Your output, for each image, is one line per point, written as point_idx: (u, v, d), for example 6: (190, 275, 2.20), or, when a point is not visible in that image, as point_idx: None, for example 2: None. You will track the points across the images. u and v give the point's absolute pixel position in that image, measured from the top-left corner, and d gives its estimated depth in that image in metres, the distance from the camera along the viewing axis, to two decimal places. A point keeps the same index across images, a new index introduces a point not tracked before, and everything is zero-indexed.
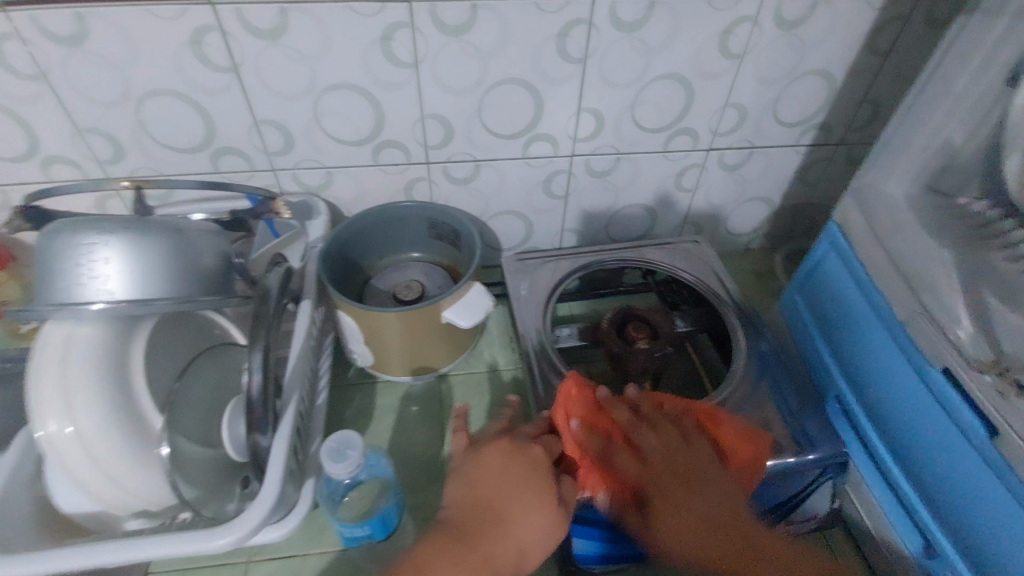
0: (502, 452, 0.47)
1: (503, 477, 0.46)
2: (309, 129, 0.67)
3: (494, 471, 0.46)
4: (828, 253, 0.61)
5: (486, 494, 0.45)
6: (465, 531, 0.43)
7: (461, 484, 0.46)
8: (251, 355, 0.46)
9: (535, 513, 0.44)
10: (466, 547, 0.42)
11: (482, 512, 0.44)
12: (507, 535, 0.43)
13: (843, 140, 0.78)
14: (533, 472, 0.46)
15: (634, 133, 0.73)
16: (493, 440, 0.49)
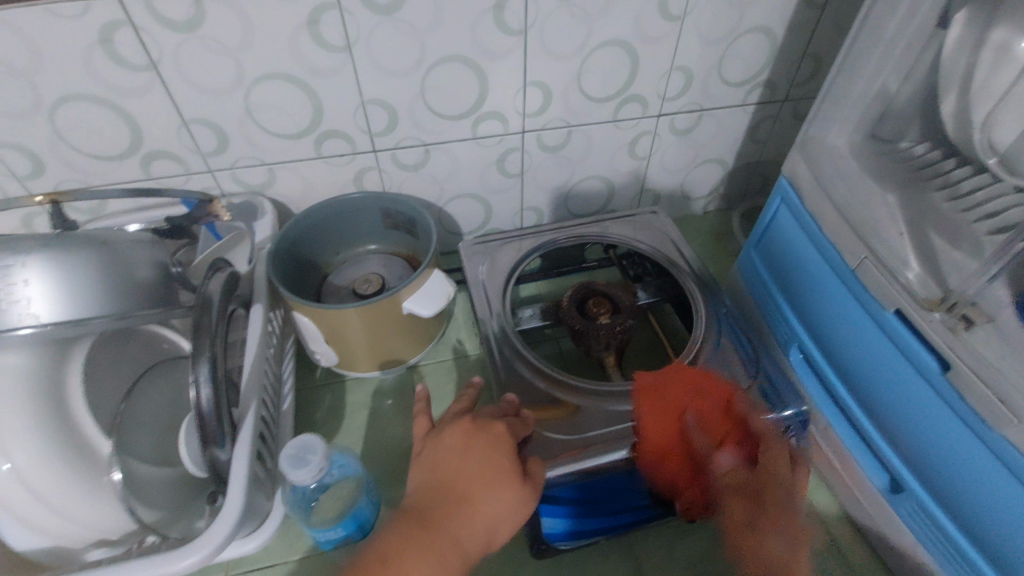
0: (461, 433, 0.46)
1: (462, 457, 0.44)
2: (243, 125, 0.64)
3: (453, 452, 0.44)
4: (780, 208, 0.61)
5: (447, 475, 0.43)
6: (429, 514, 0.41)
7: (424, 469, 0.45)
8: (200, 368, 0.43)
9: (500, 488, 0.42)
10: (429, 531, 0.40)
11: (444, 494, 0.42)
12: (472, 515, 0.41)
13: (788, 95, 0.78)
14: (495, 449, 0.44)
15: (583, 104, 0.72)
16: (452, 422, 0.47)
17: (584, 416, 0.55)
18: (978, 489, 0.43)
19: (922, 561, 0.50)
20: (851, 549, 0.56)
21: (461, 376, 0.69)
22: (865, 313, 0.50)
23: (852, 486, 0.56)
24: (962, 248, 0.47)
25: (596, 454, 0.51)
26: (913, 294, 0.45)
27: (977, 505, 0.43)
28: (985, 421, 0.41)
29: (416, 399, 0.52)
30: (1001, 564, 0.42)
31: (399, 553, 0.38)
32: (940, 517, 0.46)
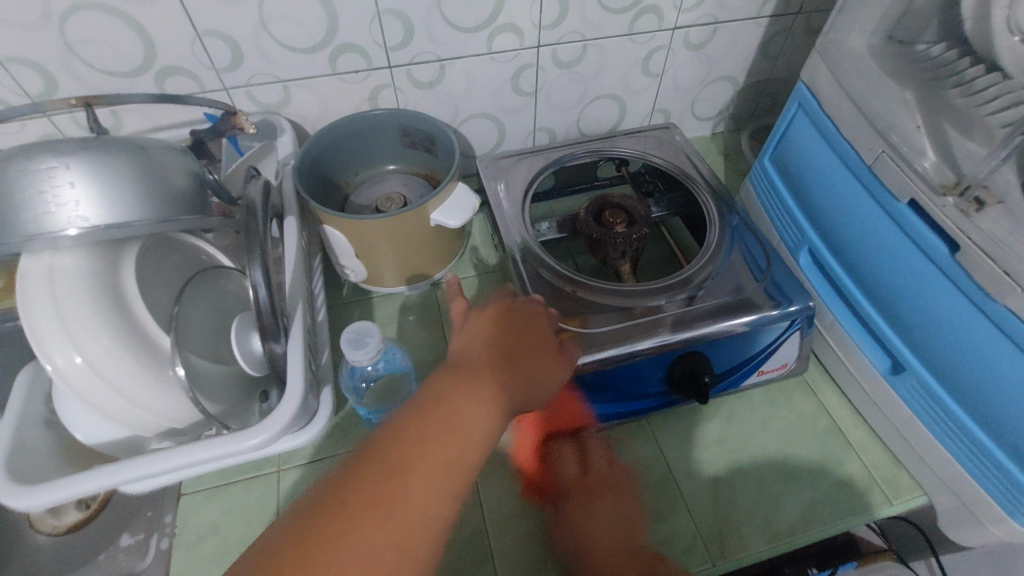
0: (505, 311, 0.51)
1: (508, 327, 0.50)
2: (257, 37, 0.62)
3: (500, 322, 0.50)
4: (797, 114, 0.63)
5: (491, 339, 0.48)
6: (480, 366, 0.45)
7: (468, 335, 0.49)
8: (254, 267, 0.46)
9: (539, 357, 0.49)
10: (483, 378, 0.44)
11: (490, 353, 0.47)
12: (516, 372, 0.46)
13: (802, 8, 0.78)
14: (535, 330, 0.51)
15: (599, 15, 0.71)
16: (494, 302, 0.53)
17: (604, 316, 0.59)
18: (979, 361, 0.47)
19: (915, 431, 0.55)
20: (850, 427, 0.62)
21: (484, 290, 0.71)
22: (881, 209, 0.53)
23: (851, 367, 0.61)
24: (976, 138, 0.49)
25: (609, 347, 0.55)
26: (928, 181, 0.48)
27: (978, 377, 0.47)
28: (992, 298, 0.44)
29: (450, 288, 0.56)
30: (991, 427, 0.47)
31: (457, 393, 0.42)
32: (939, 393, 0.51)
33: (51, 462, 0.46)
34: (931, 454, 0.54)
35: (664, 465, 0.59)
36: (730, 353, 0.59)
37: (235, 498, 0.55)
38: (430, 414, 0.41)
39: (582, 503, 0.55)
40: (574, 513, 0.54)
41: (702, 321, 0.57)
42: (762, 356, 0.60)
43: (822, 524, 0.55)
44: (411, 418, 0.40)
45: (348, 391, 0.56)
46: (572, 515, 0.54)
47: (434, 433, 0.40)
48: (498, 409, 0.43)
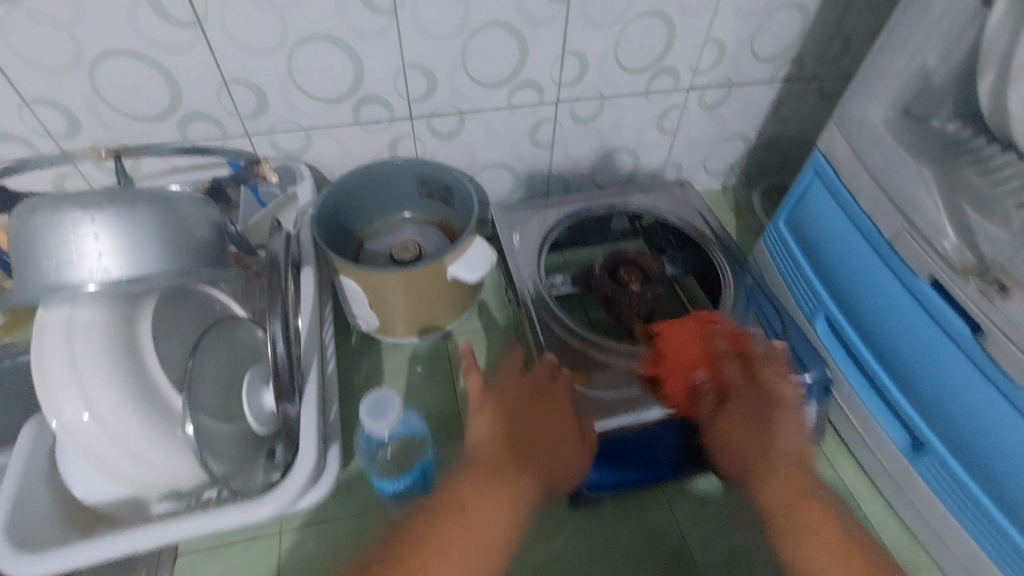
0: (526, 394, 0.50)
1: (529, 414, 0.48)
2: (282, 86, 0.63)
3: (520, 406, 0.48)
4: (813, 181, 0.64)
5: (514, 429, 0.47)
6: (501, 463, 0.44)
7: (487, 419, 0.48)
8: (272, 318, 0.46)
9: (554, 439, 0.48)
10: (503, 478, 0.43)
11: (510, 444, 0.46)
12: (539, 468, 0.46)
13: (815, 74, 0.80)
14: (557, 413, 0.50)
15: (618, 75, 0.73)
16: (513, 380, 0.51)
17: (617, 377, 0.59)
18: (999, 446, 0.46)
19: (934, 512, 0.54)
20: (865, 499, 0.61)
21: (495, 343, 0.71)
22: (900, 282, 0.54)
23: (866, 439, 0.60)
24: (993, 221, 0.50)
25: (624, 413, 0.55)
26: (949, 261, 0.48)
27: (998, 462, 0.47)
28: (1013, 381, 0.44)
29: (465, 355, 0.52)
30: (1013, 513, 0.46)
31: (476, 496, 0.42)
32: (959, 474, 0.50)
33: (49, 521, 0.44)
34: (951, 536, 0.53)
35: (679, 535, 0.57)
36: None
37: (234, 560, 0.53)
38: (450, 516, 0.41)
39: (762, 409, 0.50)
40: (761, 419, 0.50)
41: None
42: None
43: None
44: (432, 515, 0.41)
45: (363, 456, 0.55)
46: (735, 417, 0.51)
47: (451, 528, 0.40)
48: (519, 513, 0.43)
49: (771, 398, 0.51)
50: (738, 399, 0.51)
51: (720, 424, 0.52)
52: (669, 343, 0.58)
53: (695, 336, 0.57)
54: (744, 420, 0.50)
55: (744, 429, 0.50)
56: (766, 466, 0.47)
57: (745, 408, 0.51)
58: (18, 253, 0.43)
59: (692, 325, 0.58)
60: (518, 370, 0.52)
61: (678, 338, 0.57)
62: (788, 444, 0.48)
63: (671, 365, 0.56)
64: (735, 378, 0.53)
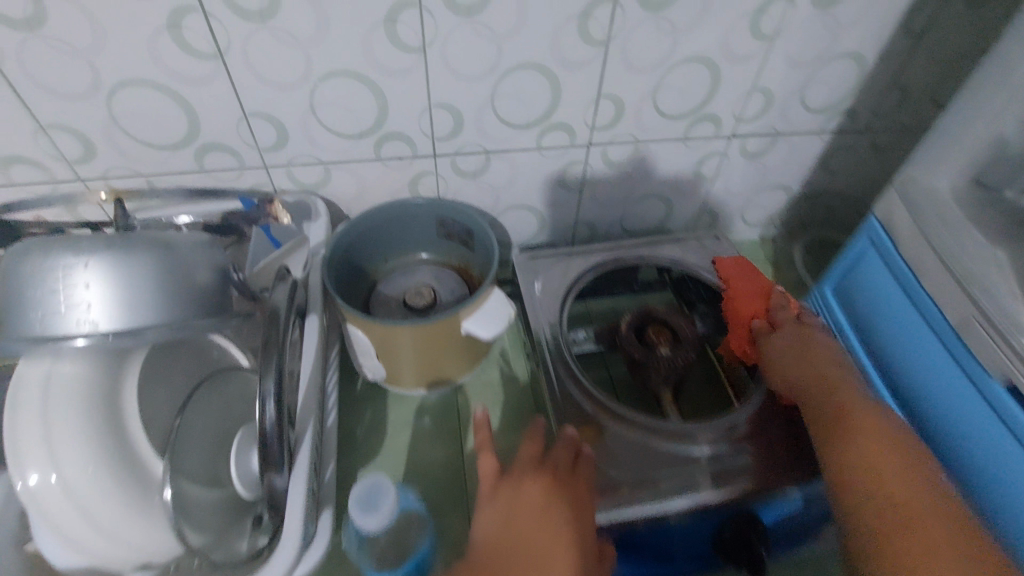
0: (542, 491, 0.43)
1: (544, 517, 0.41)
2: (302, 120, 0.60)
3: (534, 507, 0.42)
4: (867, 250, 0.59)
5: (525, 535, 0.40)
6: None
7: (497, 519, 0.42)
8: (266, 379, 0.42)
9: (569, 546, 0.40)
10: None
11: (518, 554, 0.39)
12: None
13: (867, 126, 0.74)
14: (577, 521, 0.42)
15: (656, 120, 0.69)
16: (530, 474, 0.45)
17: (638, 458, 0.53)
18: None
19: None
20: None
21: (508, 399, 0.66)
22: (965, 377, 0.48)
23: None
24: None
25: (645, 501, 0.50)
26: None
27: None
28: None
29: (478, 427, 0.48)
30: None
31: None
32: None
33: None
34: None
35: None
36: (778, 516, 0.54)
37: None
38: None
39: (800, 333, 0.57)
40: (817, 346, 0.55)
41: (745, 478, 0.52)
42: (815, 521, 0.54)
43: None
44: None
45: (349, 542, 0.50)
46: (781, 342, 0.57)
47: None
48: None
49: (806, 329, 0.57)
50: (789, 330, 0.58)
51: (777, 340, 0.57)
52: (734, 290, 0.65)
53: (754, 291, 0.64)
54: (790, 345, 0.56)
55: (795, 352, 0.55)
56: (846, 421, 0.48)
57: (795, 330, 0.57)
58: (5, 299, 0.40)
59: (738, 264, 0.68)
60: (535, 461, 0.46)
61: (754, 279, 0.66)
62: (834, 355, 0.54)
63: (734, 304, 0.64)
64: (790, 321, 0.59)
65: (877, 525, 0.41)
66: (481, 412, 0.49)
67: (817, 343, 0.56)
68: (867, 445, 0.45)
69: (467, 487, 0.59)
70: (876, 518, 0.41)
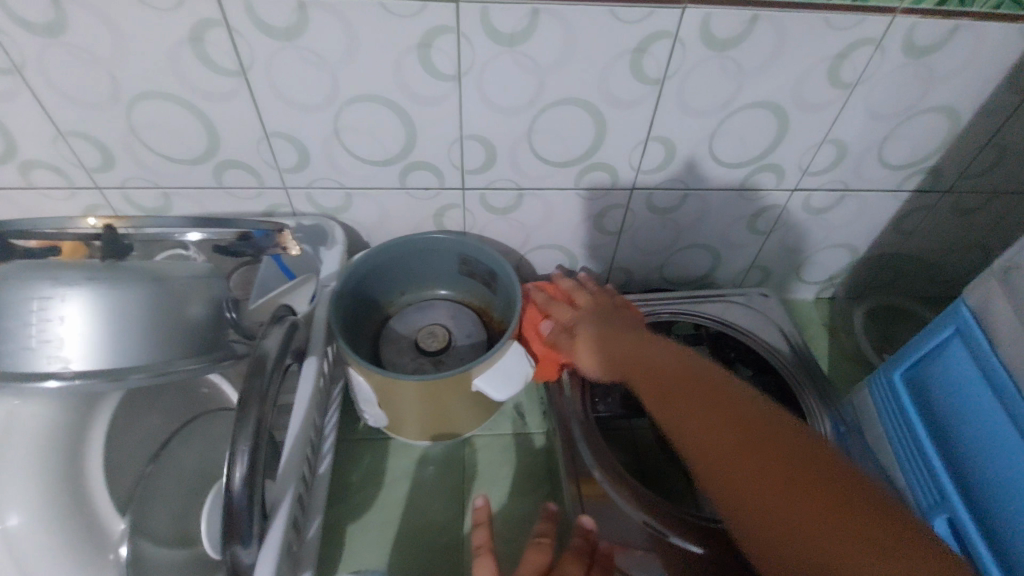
0: None
1: None
2: (326, 144, 0.57)
3: None
4: (952, 341, 0.50)
5: None
6: None
7: None
8: (241, 438, 0.38)
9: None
10: None
11: None
12: None
13: (953, 187, 0.65)
14: None
15: (709, 167, 0.62)
16: None
17: (661, 560, 0.47)
18: None
19: None
20: None
21: (519, 460, 0.60)
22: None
23: None
24: None
25: None
26: None
27: None
28: None
29: (478, 519, 0.42)
30: None
31: None
32: None
33: None
34: None
35: None
36: None
37: None
38: None
39: (600, 335, 0.53)
40: (597, 341, 0.53)
41: None
42: None
43: None
44: None
45: None
46: (605, 342, 0.52)
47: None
48: None
49: (604, 323, 0.54)
50: (585, 326, 0.55)
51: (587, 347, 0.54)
52: (529, 316, 0.61)
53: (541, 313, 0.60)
54: (618, 342, 0.51)
55: (624, 346, 0.51)
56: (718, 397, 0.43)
57: (609, 330, 0.53)
58: None
59: (532, 312, 0.60)
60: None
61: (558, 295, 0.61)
62: (630, 326, 0.54)
63: (535, 327, 0.60)
64: (584, 316, 0.56)
65: (750, 508, 0.37)
66: (483, 500, 0.43)
67: (593, 338, 0.53)
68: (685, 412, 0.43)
69: (464, 558, 0.53)
70: (748, 499, 0.38)
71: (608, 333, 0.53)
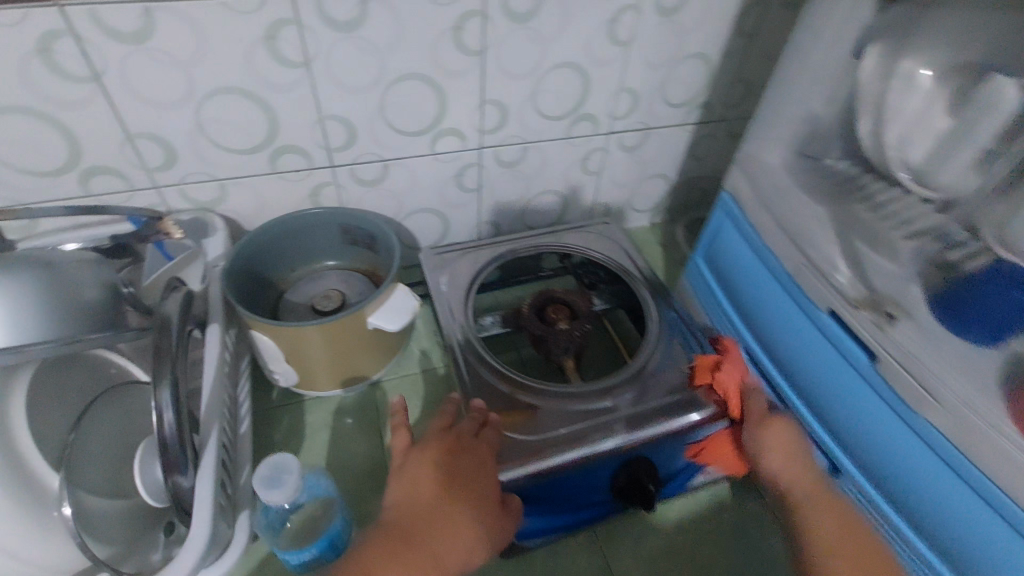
0: (448, 452, 0.49)
1: (450, 475, 0.47)
2: (193, 139, 0.62)
3: (443, 467, 0.47)
4: (723, 220, 0.64)
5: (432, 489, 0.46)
6: (411, 529, 0.43)
7: (408, 483, 0.47)
8: (162, 389, 0.43)
9: (482, 495, 0.47)
10: (407, 545, 0.42)
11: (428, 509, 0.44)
12: (459, 537, 0.44)
13: (723, 116, 0.85)
14: (481, 477, 0.48)
15: (537, 121, 0.75)
16: (436, 439, 0.50)
17: (534, 422, 0.55)
18: (907, 473, 0.47)
19: None
20: None
21: (424, 390, 0.69)
22: (924, 442, 0.44)
23: None
24: (881, 252, 0.51)
25: (559, 452, 0.53)
26: (845, 294, 0.48)
27: (910, 488, 0.47)
28: (910, 408, 0.44)
29: (394, 411, 0.52)
30: (927, 535, 0.47)
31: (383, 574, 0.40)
32: (875, 498, 0.50)
33: None
34: None
35: None
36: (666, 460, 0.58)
37: None
38: None
39: (782, 426, 0.53)
40: (773, 436, 0.52)
41: (651, 421, 0.55)
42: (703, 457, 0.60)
43: None
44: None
45: (263, 528, 0.50)
46: (776, 436, 0.52)
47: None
48: None
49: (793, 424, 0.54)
50: (750, 408, 0.55)
51: (761, 439, 0.53)
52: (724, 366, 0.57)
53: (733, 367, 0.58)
54: (786, 440, 0.52)
55: (791, 447, 0.52)
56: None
57: (790, 435, 0.53)
58: None
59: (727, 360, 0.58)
60: (443, 428, 0.52)
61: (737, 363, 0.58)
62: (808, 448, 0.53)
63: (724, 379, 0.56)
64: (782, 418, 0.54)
65: None
66: (400, 399, 0.53)
67: (776, 443, 0.52)
68: (839, 539, 0.46)
69: (388, 474, 0.61)
70: None
71: (796, 436, 0.52)
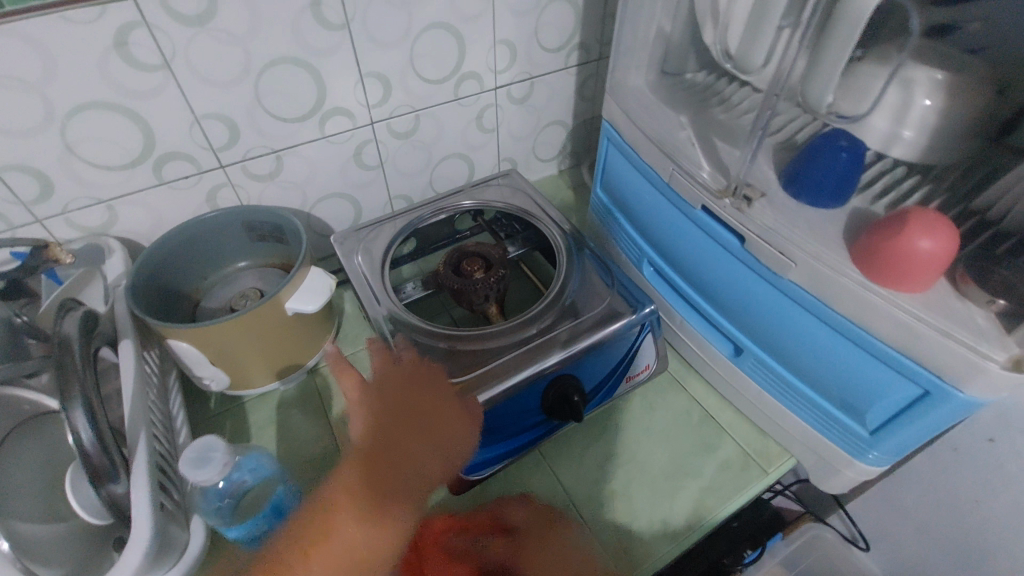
0: (400, 380, 0.55)
1: (409, 397, 0.54)
2: (63, 163, 0.60)
3: (399, 392, 0.54)
4: (608, 147, 0.67)
5: (392, 409, 0.53)
6: (380, 445, 0.50)
7: (373, 409, 0.53)
8: (74, 407, 0.43)
9: (443, 416, 0.53)
10: (378, 459, 0.49)
11: (393, 426, 0.51)
12: (425, 443, 0.51)
13: (601, 54, 0.88)
14: (436, 393, 0.54)
15: (421, 87, 0.76)
16: (388, 374, 0.56)
17: (463, 364, 0.59)
18: (791, 335, 0.52)
19: (766, 402, 0.59)
20: (720, 411, 0.65)
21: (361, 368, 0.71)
22: (796, 302, 0.50)
23: (699, 351, 0.65)
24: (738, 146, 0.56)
25: (489, 384, 0.56)
26: (709, 188, 0.53)
27: (794, 348, 0.53)
28: (778, 275, 0.50)
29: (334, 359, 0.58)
30: (820, 387, 0.52)
31: (358, 484, 0.48)
32: (773, 365, 0.56)
33: None
34: (788, 424, 0.58)
35: (564, 498, 0.59)
36: (587, 375, 0.61)
37: None
38: (332, 509, 0.47)
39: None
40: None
41: (575, 338, 0.60)
42: (623, 365, 0.63)
43: (718, 505, 0.58)
44: (311, 516, 0.47)
45: (211, 515, 0.52)
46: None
47: (332, 523, 0.46)
48: (405, 488, 0.49)
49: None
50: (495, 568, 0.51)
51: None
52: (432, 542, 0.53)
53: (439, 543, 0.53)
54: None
55: None
56: None
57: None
58: None
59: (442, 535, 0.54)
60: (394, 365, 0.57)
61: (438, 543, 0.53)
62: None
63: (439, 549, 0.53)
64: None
65: None
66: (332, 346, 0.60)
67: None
68: None
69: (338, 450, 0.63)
70: None
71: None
